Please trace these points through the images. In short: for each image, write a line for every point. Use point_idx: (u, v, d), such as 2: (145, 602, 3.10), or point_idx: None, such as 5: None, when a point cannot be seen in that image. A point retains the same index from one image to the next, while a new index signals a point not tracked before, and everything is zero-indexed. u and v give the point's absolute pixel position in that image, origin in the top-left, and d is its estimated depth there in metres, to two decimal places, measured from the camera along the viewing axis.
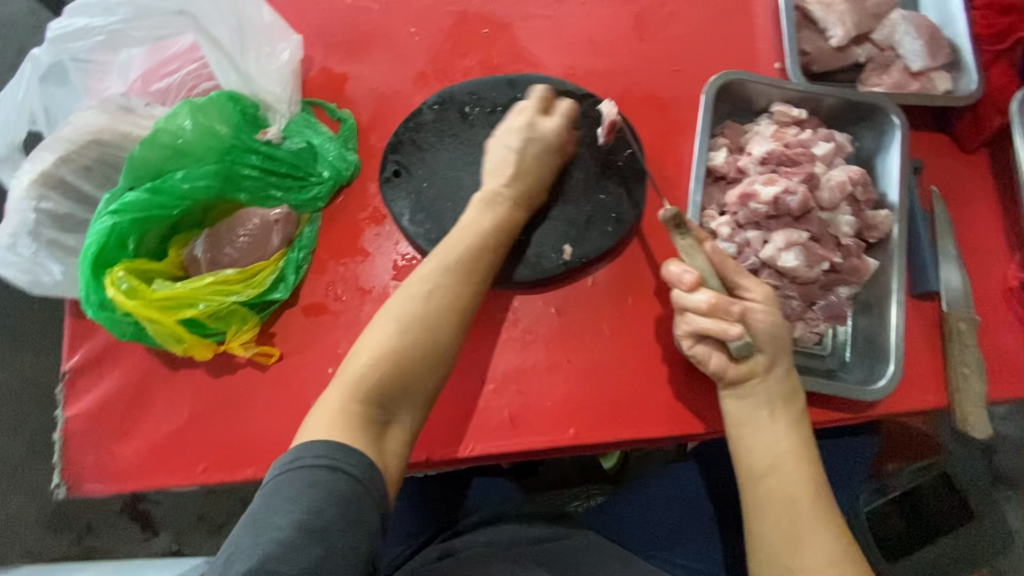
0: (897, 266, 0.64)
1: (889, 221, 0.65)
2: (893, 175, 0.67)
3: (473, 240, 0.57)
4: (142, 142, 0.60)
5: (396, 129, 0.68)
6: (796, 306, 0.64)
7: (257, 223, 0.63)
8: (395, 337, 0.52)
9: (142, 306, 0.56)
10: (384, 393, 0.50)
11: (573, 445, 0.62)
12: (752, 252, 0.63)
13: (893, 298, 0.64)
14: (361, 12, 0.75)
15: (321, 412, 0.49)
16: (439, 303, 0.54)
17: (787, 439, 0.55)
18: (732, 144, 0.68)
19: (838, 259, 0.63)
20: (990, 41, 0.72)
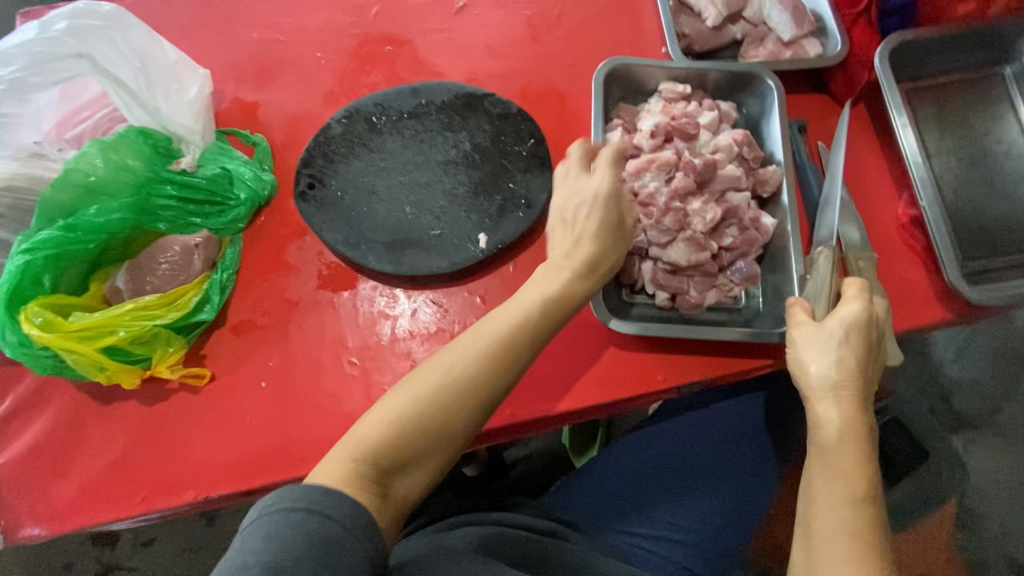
0: (791, 225, 0.67)
1: (778, 175, 0.69)
2: (775, 134, 0.72)
3: (501, 335, 0.53)
4: (53, 184, 0.61)
5: (307, 146, 0.71)
6: (698, 280, 0.68)
7: (178, 250, 0.65)
8: (408, 414, 0.50)
9: (60, 337, 0.57)
10: (389, 456, 0.49)
11: (510, 424, 0.64)
12: (643, 229, 0.67)
13: (792, 249, 0.67)
14: (268, 43, 0.79)
15: (334, 456, 0.48)
16: (461, 376, 0.51)
17: (836, 452, 0.52)
18: (626, 124, 0.73)
19: (728, 240, 0.68)
20: (847, 5, 0.78)
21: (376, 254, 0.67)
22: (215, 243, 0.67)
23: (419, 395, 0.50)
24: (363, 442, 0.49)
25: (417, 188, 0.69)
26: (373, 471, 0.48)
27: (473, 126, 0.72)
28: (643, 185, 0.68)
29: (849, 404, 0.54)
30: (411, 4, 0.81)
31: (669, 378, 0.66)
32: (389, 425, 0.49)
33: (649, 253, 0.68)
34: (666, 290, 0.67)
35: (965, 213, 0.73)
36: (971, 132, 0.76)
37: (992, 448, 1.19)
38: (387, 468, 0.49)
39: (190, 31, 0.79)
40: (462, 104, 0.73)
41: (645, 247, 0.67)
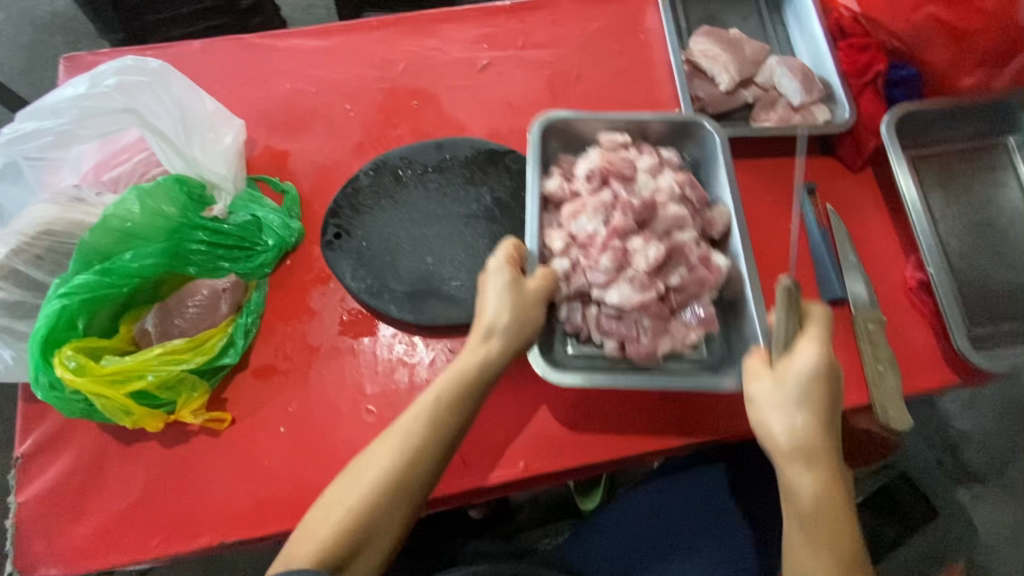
0: (742, 262, 0.68)
1: (724, 215, 0.70)
2: (719, 178, 0.73)
3: (430, 424, 0.57)
4: (93, 228, 0.64)
5: (335, 196, 0.74)
6: (648, 325, 0.66)
7: (206, 294, 0.67)
8: (353, 511, 0.54)
9: (91, 382, 0.58)
10: (356, 532, 0.53)
11: (524, 478, 0.65)
12: (582, 272, 0.66)
13: (747, 297, 0.66)
14: (299, 94, 0.82)
15: (307, 542, 0.53)
16: (417, 442, 0.56)
17: (814, 515, 0.53)
18: (564, 170, 0.73)
19: (676, 279, 0.67)
20: (855, 75, 0.82)
21: (398, 303, 0.69)
22: (241, 286, 0.69)
23: (378, 471, 0.55)
24: (332, 521, 0.53)
25: (441, 238, 0.72)
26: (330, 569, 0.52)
27: (494, 181, 0.75)
28: (580, 227, 0.68)
29: (822, 471, 0.54)
30: (438, 61, 0.85)
31: (682, 436, 0.67)
32: (335, 524, 0.53)
33: (591, 297, 0.67)
34: (612, 337, 0.66)
35: (971, 279, 0.75)
36: (976, 199, 0.78)
37: (1000, 502, 1.18)
38: (359, 541, 0.53)
39: (226, 81, 0.83)
40: (485, 159, 0.76)
41: (587, 290, 0.66)
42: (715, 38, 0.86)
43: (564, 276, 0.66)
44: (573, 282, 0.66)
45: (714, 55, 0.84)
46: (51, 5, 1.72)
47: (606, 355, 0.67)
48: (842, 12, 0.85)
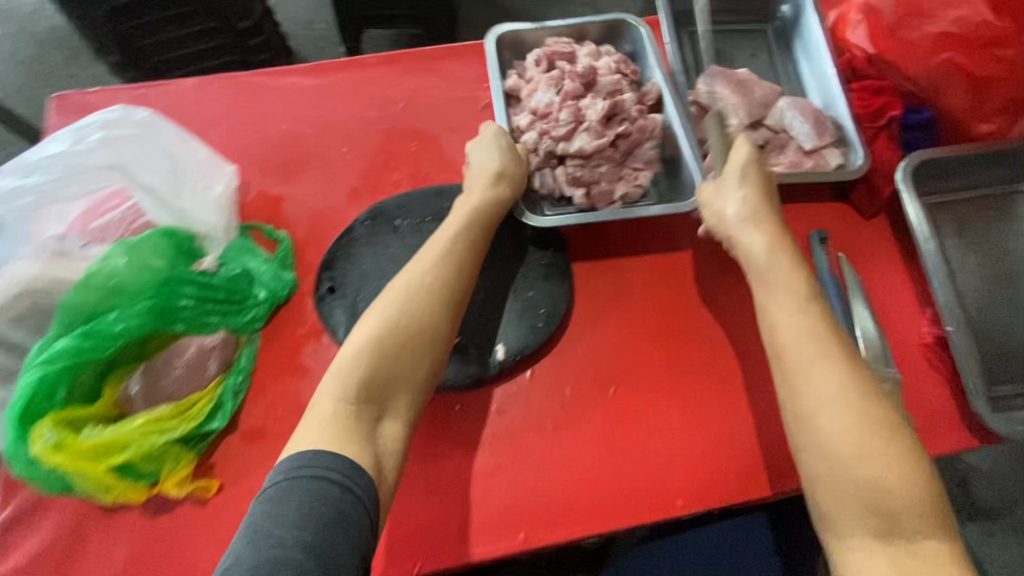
0: (676, 124, 0.79)
1: (656, 87, 0.81)
2: (650, 58, 0.83)
3: (437, 262, 0.64)
4: (77, 286, 0.61)
5: (329, 246, 0.71)
6: (606, 171, 0.76)
7: (193, 353, 0.64)
8: (369, 346, 0.58)
9: (69, 459, 0.56)
10: (372, 383, 0.57)
11: (524, 549, 0.62)
12: (548, 136, 0.76)
13: (685, 151, 0.77)
14: (295, 135, 0.80)
15: (318, 413, 0.54)
16: (421, 287, 0.62)
17: (797, 350, 0.57)
18: (519, 72, 0.82)
19: (623, 128, 0.77)
20: (868, 119, 0.79)
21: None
22: (231, 344, 0.66)
23: (385, 322, 0.59)
24: (345, 382, 0.56)
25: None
26: (354, 416, 0.54)
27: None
28: (539, 101, 0.78)
29: (791, 294, 0.60)
30: (439, 101, 0.83)
31: (689, 503, 0.64)
32: (356, 359, 0.57)
33: (557, 157, 0.76)
34: (582, 186, 0.75)
35: (992, 334, 0.71)
36: (997, 249, 0.75)
37: (1011, 542, 1.14)
38: (375, 397, 0.56)
39: (219, 121, 0.80)
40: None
41: (554, 148, 0.76)
42: (725, 77, 0.82)
43: (531, 148, 0.77)
44: (541, 146, 0.76)
45: (722, 96, 0.81)
46: (50, 20, 1.70)
47: (575, 207, 0.77)
48: (856, 52, 0.82)
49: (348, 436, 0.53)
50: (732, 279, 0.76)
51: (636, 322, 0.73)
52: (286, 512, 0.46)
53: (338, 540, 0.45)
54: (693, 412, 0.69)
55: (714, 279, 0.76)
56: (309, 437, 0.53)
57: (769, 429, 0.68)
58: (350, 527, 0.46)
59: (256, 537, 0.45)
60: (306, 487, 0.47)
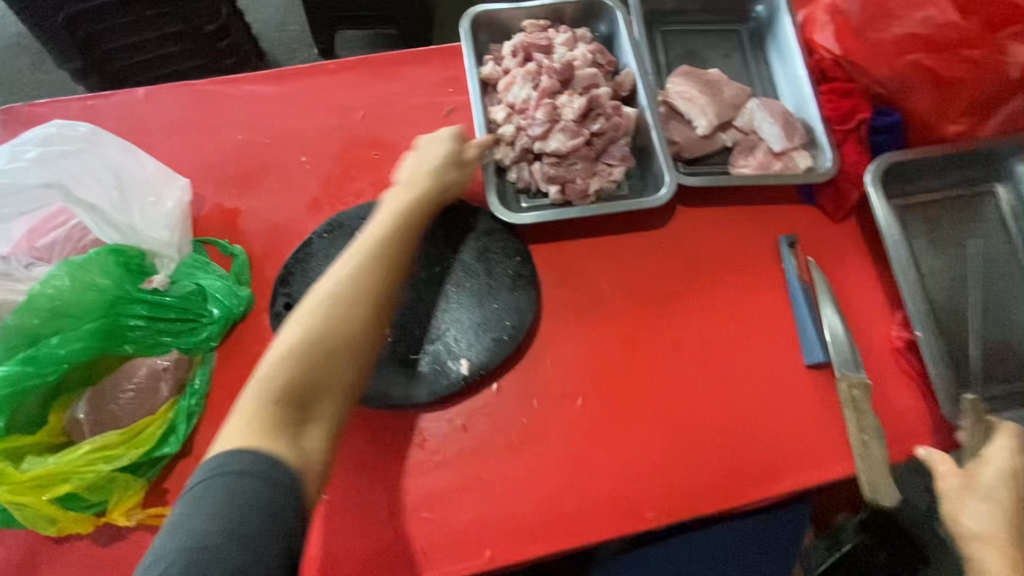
0: (649, 113, 0.77)
1: (631, 77, 0.78)
2: (625, 45, 0.81)
3: (371, 261, 0.59)
4: (17, 309, 0.59)
5: (286, 260, 0.69)
6: (581, 169, 0.74)
7: (144, 373, 0.62)
8: (300, 345, 0.52)
9: (9, 491, 0.54)
10: (297, 386, 0.51)
11: (491, 568, 0.60)
12: (525, 132, 0.74)
13: (657, 146, 0.75)
14: (252, 146, 0.77)
15: (237, 420, 0.49)
16: (350, 282, 0.57)
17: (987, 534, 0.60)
18: (495, 58, 0.80)
19: (597, 124, 0.75)
20: (839, 121, 0.77)
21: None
22: (184, 364, 0.64)
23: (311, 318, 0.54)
24: (269, 385, 0.51)
25: (404, 306, 0.68)
26: (276, 421, 0.49)
27: (457, 244, 0.72)
28: (516, 96, 0.75)
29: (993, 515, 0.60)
30: (401, 107, 0.81)
31: (659, 516, 0.63)
32: (283, 360, 0.52)
33: (533, 154, 0.74)
34: (556, 183, 0.74)
35: (960, 337, 0.71)
36: (963, 251, 0.74)
37: None
38: (301, 404, 0.51)
39: (173, 132, 0.78)
40: (448, 216, 0.73)
41: (530, 146, 0.74)
42: (692, 77, 0.80)
43: (509, 141, 0.74)
44: (519, 142, 0.74)
45: (691, 97, 0.79)
46: (15, 25, 1.65)
47: (551, 202, 0.75)
48: (824, 53, 0.81)
49: (276, 438, 0.48)
50: (702, 291, 0.73)
51: (605, 332, 0.71)
52: (204, 508, 0.43)
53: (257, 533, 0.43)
54: (662, 423, 0.67)
55: (686, 286, 0.73)
56: (231, 440, 0.48)
57: (738, 438, 0.67)
58: (271, 521, 0.44)
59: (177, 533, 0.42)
60: (219, 485, 0.44)
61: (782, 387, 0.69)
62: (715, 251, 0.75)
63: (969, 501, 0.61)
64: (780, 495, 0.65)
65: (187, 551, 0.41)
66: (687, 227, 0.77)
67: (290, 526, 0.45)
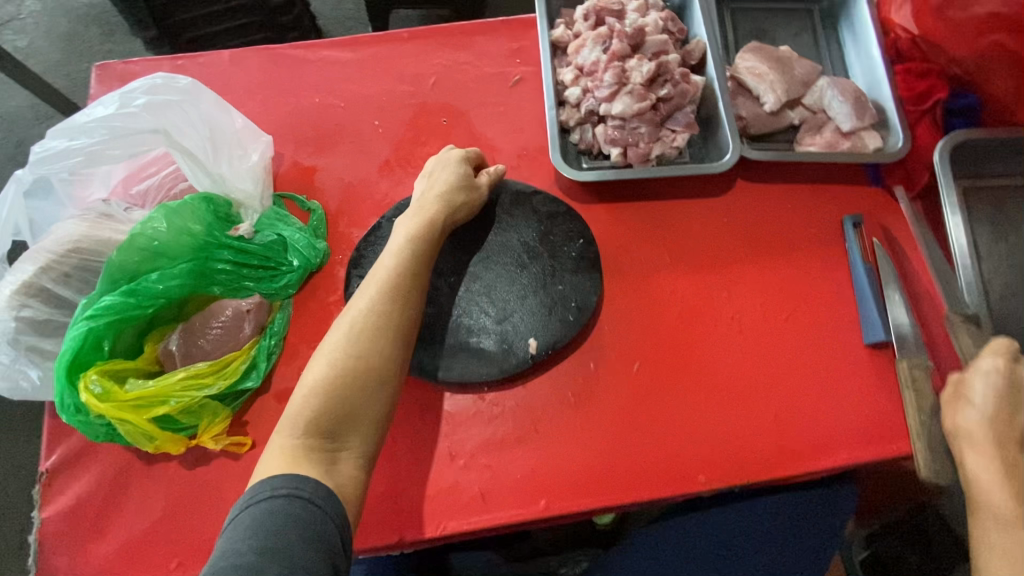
0: (716, 82, 0.77)
1: (701, 45, 0.79)
2: (696, 13, 0.81)
3: (387, 292, 0.61)
4: (121, 246, 0.63)
5: (358, 244, 0.72)
6: (645, 133, 0.75)
7: (230, 315, 0.66)
8: (327, 379, 0.56)
9: (113, 407, 0.59)
10: (324, 422, 0.55)
11: (545, 517, 0.63)
12: (592, 93, 0.75)
13: (722, 116, 0.76)
14: (328, 108, 0.81)
15: (276, 451, 0.54)
16: (366, 316, 0.60)
17: (978, 432, 0.61)
18: (567, 21, 0.81)
19: (665, 90, 0.75)
20: (912, 102, 0.77)
21: (428, 358, 0.67)
22: (265, 307, 0.68)
23: (332, 358, 0.58)
24: (298, 421, 0.55)
25: (464, 289, 0.70)
26: (314, 448, 0.54)
27: (522, 226, 0.73)
28: (585, 58, 0.77)
29: (988, 423, 0.61)
30: (469, 76, 0.83)
31: (710, 480, 0.64)
32: (308, 397, 0.56)
33: (599, 115, 0.76)
34: (618, 145, 0.75)
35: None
36: None
37: None
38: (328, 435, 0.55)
39: (255, 93, 0.82)
40: (511, 202, 0.74)
41: (595, 108, 0.75)
42: (763, 54, 0.80)
43: (576, 101, 0.76)
44: (585, 102, 0.76)
45: (761, 73, 0.79)
46: None
47: (612, 164, 0.77)
48: (900, 33, 0.79)
49: (310, 467, 0.52)
50: (760, 268, 0.74)
51: (663, 301, 0.72)
52: (241, 533, 0.47)
53: (300, 539, 0.47)
54: (713, 393, 0.68)
55: (747, 261, 0.74)
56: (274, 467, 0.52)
57: (792, 410, 0.67)
58: (318, 537, 0.48)
59: (222, 560, 0.45)
60: (265, 506, 0.49)
61: (840, 364, 0.69)
62: (774, 227, 0.76)
63: (963, 404, 0.63)
64: (835, 467, 0.65)
65: (243, 566, 0.44)
66: (748, 201, 0.77)
67: (333, 543, 0.49)
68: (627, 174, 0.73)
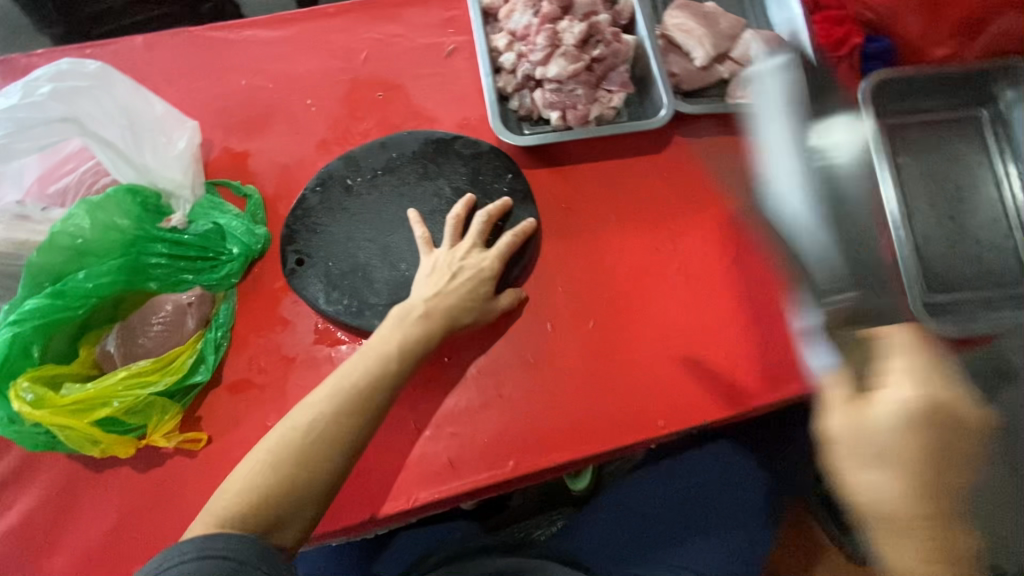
0: (648, 42, 0.78)
1: (630, 4, 0.80)
2: None
3: (406, 326, 0.60)
4: (40, 248, 0.59)
5: (286, 221, 0.70)
6: (582, 94, 0.75)
7: (170, 309, 0.63)
8: (309, 427, 0.54)
9: (51, 413, 0.56)
10: (304, 448, 0.53)
11: (515, 477, 0.64)
12: (526, 58, 0.75)
13: (655, 76, 0.77)
14: (256, 90, 0.78)
15: (248, 465, 0.53)
16: (382, 347, 0.59)
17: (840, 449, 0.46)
18: None
19: (599, 50, 0.76)
20: (833, 48, 0.80)
21: (380, 316, 0.65)
22: (208, 300, 0.65)
23: (338, 387, 0.56)
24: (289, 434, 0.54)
25: (404, 242, 0.69)
26: (285, 487, 0.51)
27: (449, 172, 0.72)
28: (517, 23, 0.77)
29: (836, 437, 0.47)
30: (402, 48, 0.81)
31: (670, 424, 0.66)
32: (300, 415, 0.55)
33: (536, 80, 0.76)
34: (557, 108, 0.75)
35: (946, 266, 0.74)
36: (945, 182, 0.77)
37: None
38: (304, 464, 0.52)
39: (177, 78, 0.78)
40: (432, 151, 0.73)
41: (532, 72, 0.75)
42: (690, 10, 0.82)
43: (512, 67, 0.76)
44: (520, 68, 0.76)
45: (689, 29, 0.80)
46: None
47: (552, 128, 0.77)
48: None
49: (271, 489, 0.51)
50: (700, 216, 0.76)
51: (611, 258, 0.73)
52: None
53: None
54: (666, 341, 0.70)
55: (690, 211, 0.76)
56: (235, 491, 0.51)
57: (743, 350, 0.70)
58: None
59: None
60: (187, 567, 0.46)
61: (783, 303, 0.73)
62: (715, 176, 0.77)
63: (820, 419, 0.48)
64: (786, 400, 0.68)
65: None
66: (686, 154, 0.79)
67: None
68: (570, 135, 0.75)
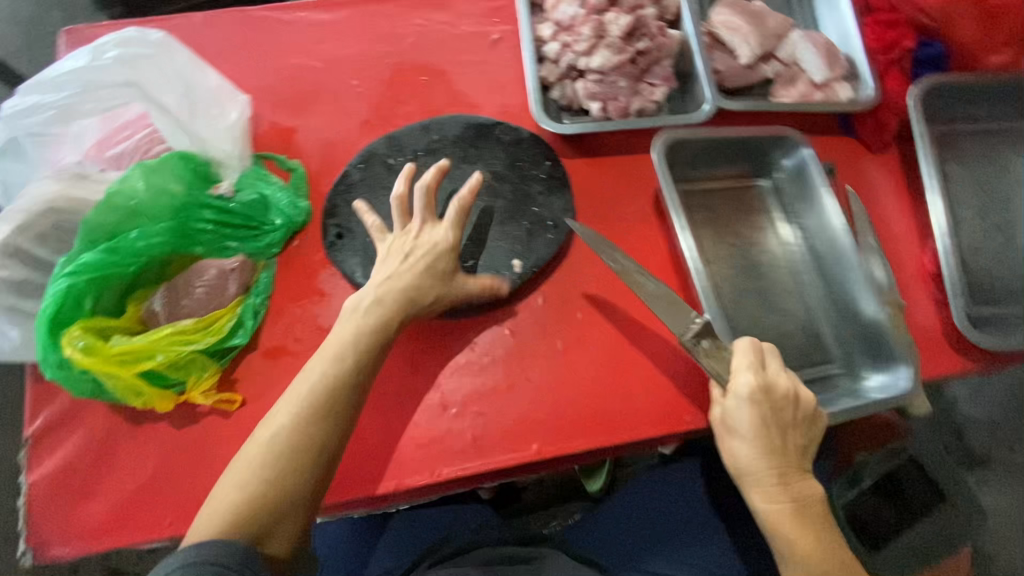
0: (693, 38, 0.78)
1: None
2: None
3: (374, 322, 0.59)
4: (97, 205, 0.62)
5: (328, 195, 0.72)
6: (623, 86, 0.76)
7: (214, 274, 0.65)
8: (275, 442, 0.51)
9: (99, 362, 0.58)
10: (281, 459, 0.51)
11: (537, 461, 0.64)
12: (570, 49, 0.76)
13: (699, 73, 0.77)
14: (305, 69, 0.80)
15: (221, 492, 0.49)
16: (346, 347, 0.57)
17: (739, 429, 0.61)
18: None
19: (643, 44, 0.76)
20: (882, 52, 0.79)
21: None
22: (249, 267, 0.67)
23: (303, 398, 0.54)
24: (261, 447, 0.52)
25: None
26: (261, 507, 0.49)
27: (488, 157, 0.74)
28: (564, 13, 0.77)
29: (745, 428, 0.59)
30: (448, 35, 0.83)
31: (696, 419, 0.66)
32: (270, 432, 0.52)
33: (578, 71, 0.76)
34: (598, 100, 0.76)
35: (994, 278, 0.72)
36: (992, 194, 0.76)
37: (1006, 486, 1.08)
38: (279, 478, 0.50)
39: (231, 54, 0.81)
40: (474, 135, 0.75)
41: (575, 62, 0.76)
42: (737, 8, 0.81)
43: (555, 57, 0.77)
44: (564, 58, 0.76)
45: (735, 27, 0.80)
46: None
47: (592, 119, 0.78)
48: None
49: (247, 508, 0.48)
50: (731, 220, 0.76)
51: (644, 251, 0.73)
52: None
53: None
54: None
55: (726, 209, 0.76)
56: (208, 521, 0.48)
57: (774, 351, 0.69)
58: None
59: None
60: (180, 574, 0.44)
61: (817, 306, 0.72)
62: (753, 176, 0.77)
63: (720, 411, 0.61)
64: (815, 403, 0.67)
65: None
66: None
67: None
68: (612, 126, 0.74)
